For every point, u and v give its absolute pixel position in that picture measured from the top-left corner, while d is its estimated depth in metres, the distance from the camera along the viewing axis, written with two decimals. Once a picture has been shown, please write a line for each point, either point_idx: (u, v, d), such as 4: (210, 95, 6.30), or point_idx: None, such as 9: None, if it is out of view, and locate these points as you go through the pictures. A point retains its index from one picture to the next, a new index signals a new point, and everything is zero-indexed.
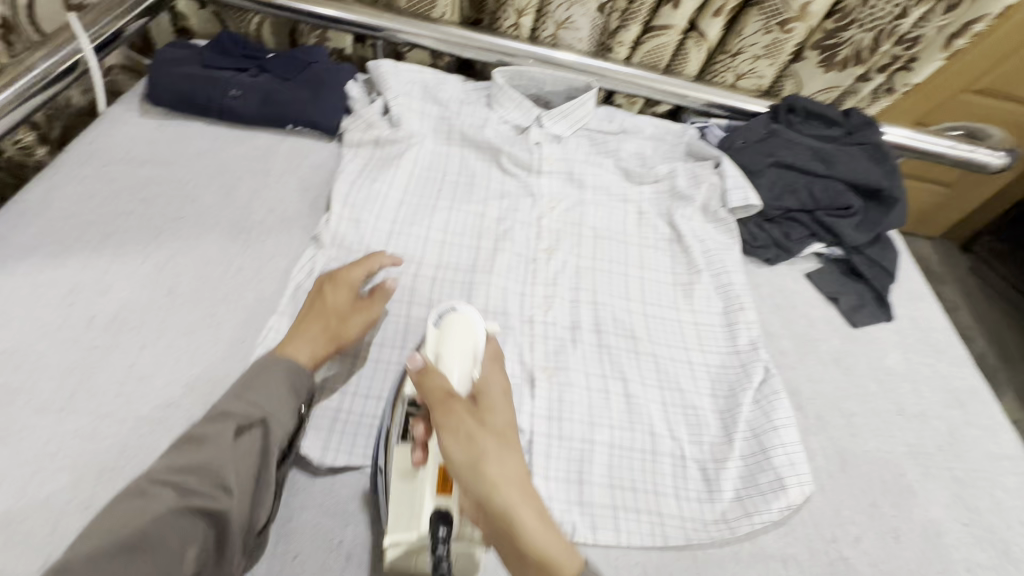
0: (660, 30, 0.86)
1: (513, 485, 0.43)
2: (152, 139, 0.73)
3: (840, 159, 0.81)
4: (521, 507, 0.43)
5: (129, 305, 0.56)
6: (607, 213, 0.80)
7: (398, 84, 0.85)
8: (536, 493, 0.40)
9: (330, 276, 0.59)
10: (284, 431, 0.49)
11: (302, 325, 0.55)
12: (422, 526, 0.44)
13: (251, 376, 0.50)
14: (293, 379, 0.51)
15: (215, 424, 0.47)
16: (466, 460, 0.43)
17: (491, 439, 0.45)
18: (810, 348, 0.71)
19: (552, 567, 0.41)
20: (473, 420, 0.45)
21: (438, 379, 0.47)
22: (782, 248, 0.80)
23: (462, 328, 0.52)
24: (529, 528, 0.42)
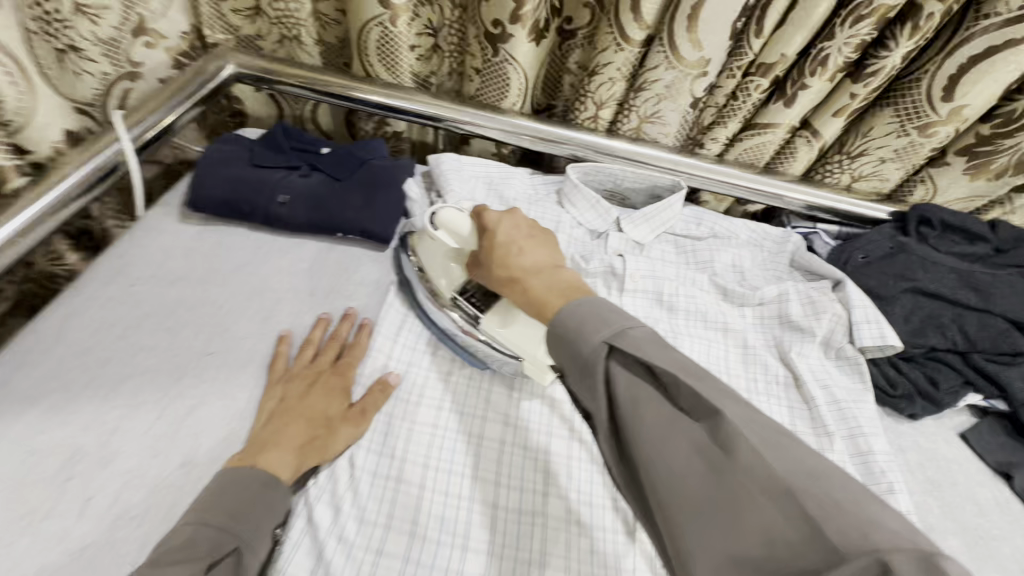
0: (765, 128, 0.74)
1: (508, 243, 0.49)
2: (188, 251, 0.64)
3: (998, 290, 0.67)
4: (540, 255, 0.48)
5: (133, 482, 0.45)
6: (703, 345, 0.67)
7: (462, 182, 0.76)
8: (565, 322, 0.40)
9: (321, 379, 0.54)
10: (258, 562, 0.42)
11: (282, 432, 0.49)
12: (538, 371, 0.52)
13: (223, 488, 0.43)
14: (272, 495, 0.44)
15: (181, 559, 0.38)
16: (523, 262, 0.47)
17: (535, 245, 0.49)
18: (986, 550, 0.54)
19: (579, 369, 0.38)
20: (488, 241, 0.50)
21: (487, 215, 0.52)
22: (928, 399, 0.64)
23: (454, 221, 0.54)
24: (538, 284, 0.45)
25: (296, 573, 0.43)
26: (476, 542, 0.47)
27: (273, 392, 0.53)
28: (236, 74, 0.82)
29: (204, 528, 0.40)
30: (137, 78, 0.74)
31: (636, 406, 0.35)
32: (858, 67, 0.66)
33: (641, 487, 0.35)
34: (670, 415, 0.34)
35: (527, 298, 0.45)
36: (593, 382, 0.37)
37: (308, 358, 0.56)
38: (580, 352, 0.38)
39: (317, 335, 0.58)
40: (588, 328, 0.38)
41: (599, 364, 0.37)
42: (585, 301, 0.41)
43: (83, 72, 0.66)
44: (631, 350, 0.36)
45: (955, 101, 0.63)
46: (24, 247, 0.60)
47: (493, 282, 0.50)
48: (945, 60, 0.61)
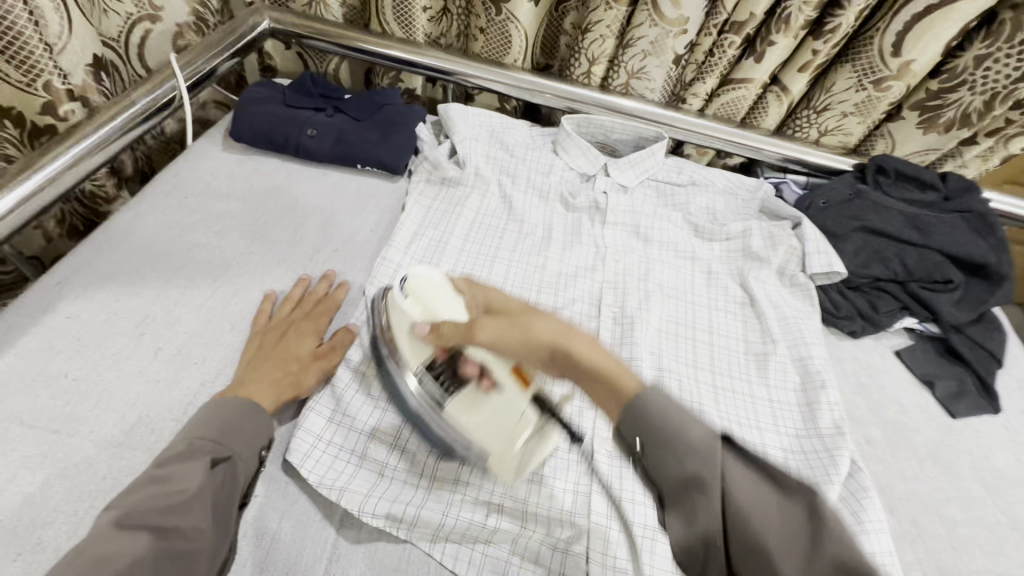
0: (738, 84, 0.83)
1: (530, 310, 0.48)
2: (230, 174, 0.75)
3: (938, 229, 0.75)
4: (547, 320, 0.46)
5: (193, 339, 0.57)
6: (673, 271, 0.76)
7: (467, 128, 0.86)
8: (651, 411, 0.41)
9: (291, 328, 0.58)
10: (247, 470, 0.47)
11: (259, 369, 0.53)
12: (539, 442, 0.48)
13: (210, 415, 0.47)
14: (261, 421, 0.49)
15: (184, 463, 0.43)
16: (519, 341, 0.45)
17: (521, 309, 0.48)
18: (902, 438, 0.64)
19: (680, 489, 0.41)
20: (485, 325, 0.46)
21: (444, 327, 0.49)
22: (869, 320, 0.73)
23: (427, 286, 0.53)
24: (580, 349, 0.45)
25: (322, 410, 0.54)
26: None
27: (253, 338, 0.57)
28: (270, 29, 0.92)
29: (199, 442, 0.45)
30: (156, 20, 0.83)
31: (684, 441, 0.40)
32: (819, 26, 0.74)
33: (688, 491, 0.41)
34: (705, 438, 0.40)
35: (576, 365, 0.44)
36: (697, 468, 0.40)
37: (285, 313, 0.60)
38: (643, 402, 0.42)
39: (296, 292, 0.62)
40: (688, 430, 0.41)
41: (713, 459, 0.40)
42: (649, 400, 0.42)
43: (109, 10, 0.78)
44: (645, 398, 0.42)
45: (903, 56, 0.71)
46: (94, 161, 0.71)
47: (510, 355, 0.46)
48: (892, 19, 0.70)
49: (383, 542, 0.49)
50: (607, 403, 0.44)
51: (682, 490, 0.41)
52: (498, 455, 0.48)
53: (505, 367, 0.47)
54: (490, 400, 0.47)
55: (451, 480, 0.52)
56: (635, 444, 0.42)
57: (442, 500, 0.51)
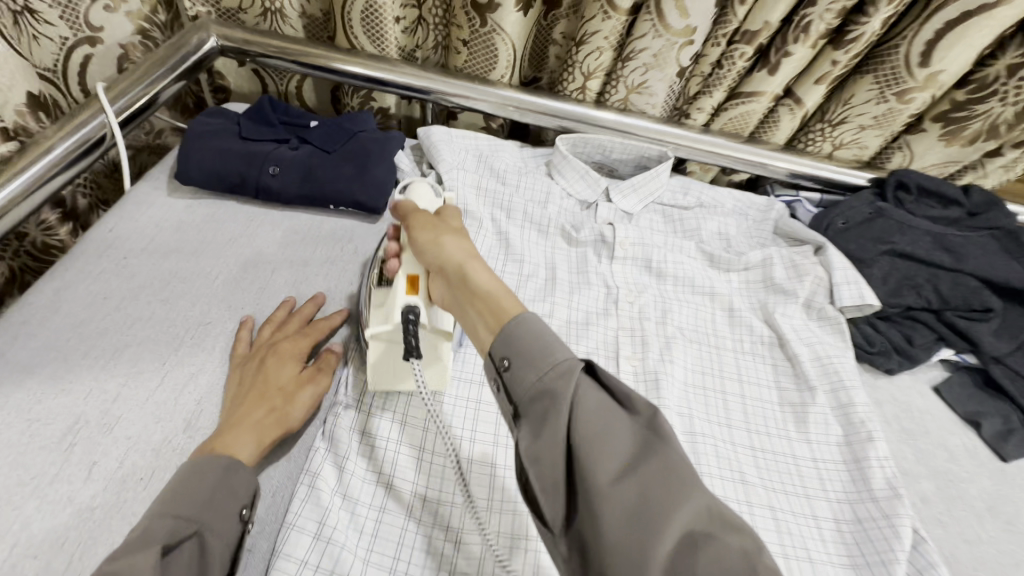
0: (749, 98, 0.76)
1: (453, 258, 0.43)
2: (179, 223, 0.64)
3: (970, 250, 0.69)
4: (456, 244, 0.45)
5: (138, 446, 0.46)
6: (691, 310, 0.69)
7: (452, 154, 0.76)
8: (522, 337, 0.36)
9: (271, 353, 0.52)
10: (222, 547, 0.38)
11: (241, 411, 0.46)
12: (394, 318, 0.46)
13: (182, 481, 0.40)
14: (236, 477, 0.41)
15: (136, 550, 0.35)
16: (428, 241, 0.46)
17: (446, 231, 0.47)
18: (957, 492, 0.58)
19: (535, 402, 0.34)
20: (426, 216, 0.48)
21: (409, 202, 0.52)
22: (905, 355, 0.67)
23: (419, 196, 0.60)
24: (478, 276, 0.41)
25: (304, 526, 0.44)
26: (476, 499, 0.49)
27: (236, 371, 0.51)
28: (219, 48, 0.80)
29: (161, 518, 0.37)
30: (96, 44, 0.72)
31: (592, 423, 0.32)
32: (839, 35, 0.67)
33: (540, 399, 0.34)
34: (568, 360, 0.35)
35: (463, 285, 0.41)
36: (552, 386, 0.34)
37: (267, 336, 0.54)
38: (550, 360, 0.35)
39: (279, 313, 0.56)
40: (553, 350, 0.35)
41: (567, 377, 0.34)
42: (525, 321, 0.37)
43: (39, 35, 0.67)
44: (516, 329, 0.36)
45: (931, 66, 0.65)
46: (11, 221, 0.59)
47: (419, 254, 0.46)
48: (921, 26, 0.63)
49: None
50: (470, 322, 0.40)
51: (546, 413, 0.33)
52: (377, 358, 0.49)
53: (402, 272, 0.47)
54: (384, 301, 0.49)
55: None
56: (501, 360, 0.36)
57: None
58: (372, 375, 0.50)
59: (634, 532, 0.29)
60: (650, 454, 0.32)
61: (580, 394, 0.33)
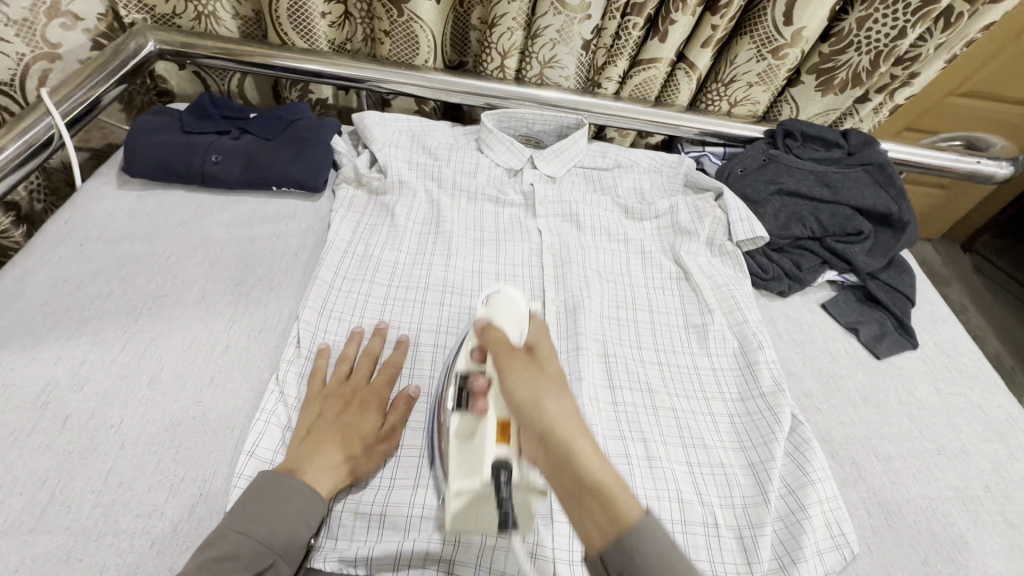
0: (649, 64, 0.85)
1: (569, 422, 0.42)
2: (131, 213, 0.69)
3: (845, 184, 0.79)
4: (555, 391, 0.45)
5: (107, 400, 0.52)
6: (608, 256, 0.77)
7: (385, 135, 0.83)
8: (645, 555, 0.36)
9: (356, 398, 0.54)
10: (290, 571, 0.44)
11: (321, 448, 0.49)
12: (485, 473, 0.44)
13: (263, 501, 0.45)
14: (311, 512, 0.46)
15: (224, 567, 0.41)
16: (526, 397, 0.44)
17: (546, 382, 0.46)
18: (835, 385, 0.67)
19: (635, 572, 0.36)
20: (524, 355, 0.48)
21: (496, 329, 0.50)
22: (794, 278, 0.77)
23: (506, 310, 0.54)
24: (585, 457, 0.40)
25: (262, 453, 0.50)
26: (415, 422, 0.56)
27: (312, 407, 0.53)
28: (158, 52, 0.85)
29: (241, 538, 0.43)
30: (55, 60, 0.82)
31: (676, 560, 0.36)
32: (714, 2, 0.76)
33: (634, 561, 0.36)
34: (665, 531, 0.37)
35: (565, 466, 0.40)
36: (644, 538, 0.37)
37: (343, 375, 0.56)
38: (642, 517, 0.37)
39: (350, 351, 0.59)
40: (674, 559, 0.36)
41: (655, 529, 0.37)
42: (644, 537, 0.37)
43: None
44: (633, 535, 0.37)
45: (795, 24, 0.75)
46: None
47: (534, 434, 0.43)
48: None
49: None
50: (580, 511, 0.39)
51: (625, 551, 0.36)
52: (461, 504, 0.45)
53: (487, 359, 0.48)
54: (475, 443, 0.45)
55: (404, 506, 0.50)
56: None
57: (398, 527, 0.49)
58: (455, 482, 0.45)
59: None
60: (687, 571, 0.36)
61: (669, 552, 0.36)
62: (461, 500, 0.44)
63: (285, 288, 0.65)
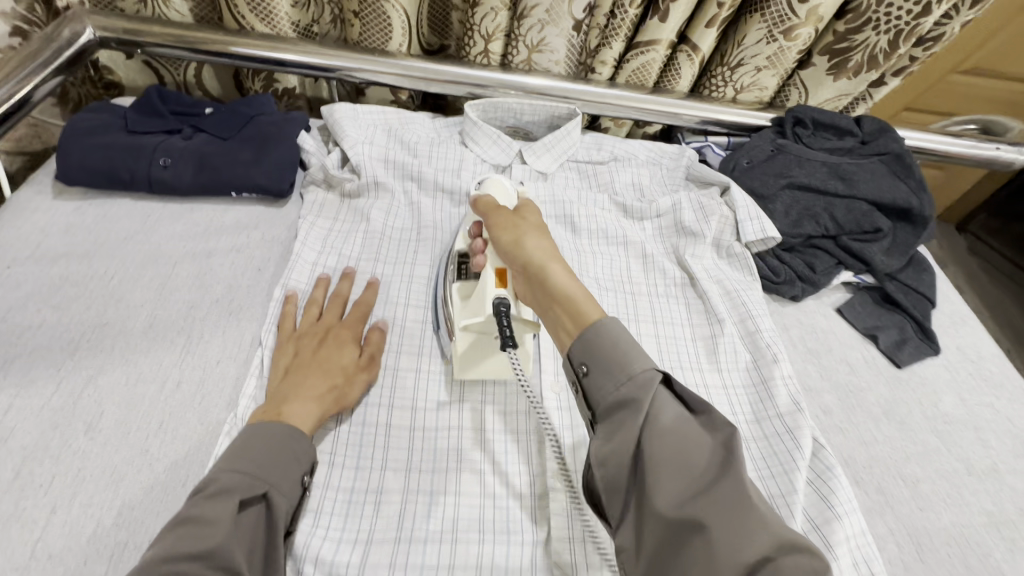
0: (647, 47, 0.77)
1: (546, 254, 0.48)
2: (68, 227, 0.61)
3: (861, 176, 0.73)
4: (546, 246, 0.49)
5: (35, 453, 0.45)
6: (606, 260, 0.71)
7: (357, 130, 0.75)
8: (604, 341, 0.41)
9: (331, 334, 0.54)
10: (287, 507, 0.42)
11: (304, 382, 0.49)
12: (486, 309, 0.50)
13: (248, 442, 0.43)
14: (298, 450, 0.44)
15: (220, 500, 0.39)
16: (513, 241, 0.49)
17: (530, 229, 0.51)
18: (856, 399, 0.62)
19: (614, 409, 0.39)
20: (512, 219, 0.52)
21: (486, 198, 0.56)
22: (808, 281, 0.71)
23: (498, 189, 0.58)
24: (557, 277, 0.46)
25: None
26: (395, 463, 0.50)
27: (285, 349, 0.52)
28: (98, 39, 0.75)
29: (234, 475, 0.40)
30: None
31: (670, 428, 0.38)
32: None
33: (612, 391, 0.39)
34: (648, 371, 0.39)
35: (541, 288, 0.46)
36: (633, 397, 0.39)
37: (313, 318, 0.56)
38: (629, 371, 0.39)
39: (318, 296, 0.58)
40: (632, 360, 0.39)
41: (643, 395, 0.38)
42: (607, 327, 0.41)
43: None
44: (598, 328, 0.41)
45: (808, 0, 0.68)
46: None
47: (517, 259, 0.48)
48: None
49: None
50: (553, 314, 0.45)
51: (605, 384, 0.40)
52: (468, 343, 0.52)
53: (489, 265, 0.52)
54: (477, 290, 0.52)
55: (383, 568, 0.43)
56: (579, 367, 0.42)
57: None
58: (462, 321, 0.52)
59: (677, 487, 0.36)
60: (679, 444, 0.37)
61: (659, 419, 0.38)
62: (468, 329, 0.51)
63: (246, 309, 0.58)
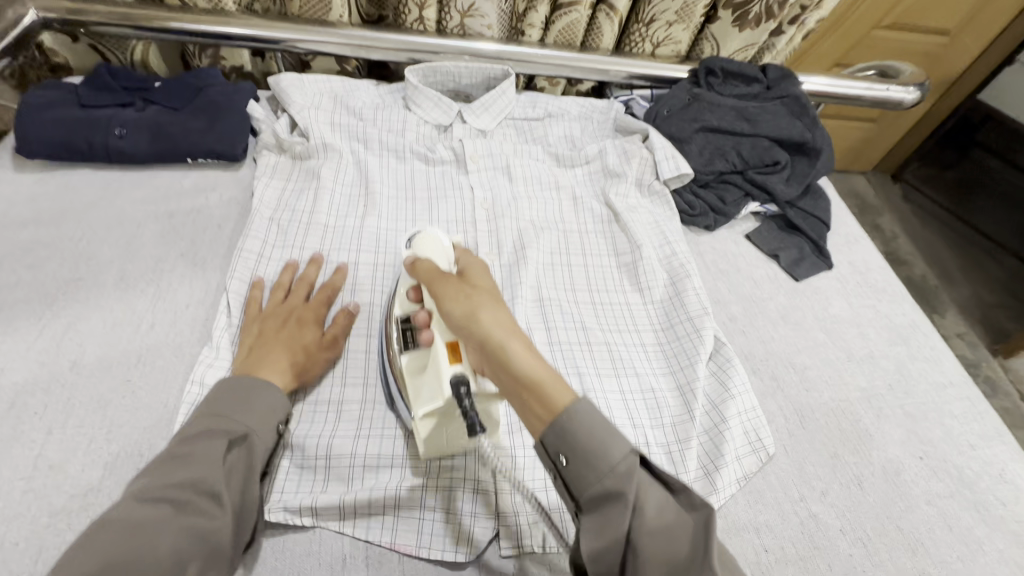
0: (569, 8, 0.84)
1: (503, 324, 0.44)
2: (33, 196, 0.66)
3: (763, 117, 0.82)
4: (501, 316, 0.45)
5: (26, 388, 0.50)
6: (541, 205, 0.78)
7: (304, 97, 0.80)
8: (579, 430, 0.40)
9: (294, 314, 0.57)
10: (266, 447, 0.46)
11: (266, 357, 0.51)
12: (445, 392, 0.45)
13: (225, 392, 0.47)
14: (272, 397, 0.48)
15: (202, 441, 0.43)
16: (461, 315, 0.45)
17: (478, 296, 0.46)
18: (758, 308, 0.72)
19: (600, 504, 0.40)
20: (455, 297, 0.46)
21: (426, 263, 0.51)
22: (719, 213, 0.80)
23: (432, 245, 0.54)
24: (519, 356, 0.42)
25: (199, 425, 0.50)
26: (353, 379, 0.57)
27: (251, 328, 0.55)
28: (42, 20, 0.78)
29: (215, 419, 0.44)
30: None
31: (657, 524, 0.39)
32: None
33: (598, 484, 0.39)
34: (628, 451, 0.40)
35: (501, 365, 0.42)
36: (617, 486, 0.39)
37: (279, 299, 0.58)
38: (609, 461, 0.39)
39: (284, 279, 0.61)
40: (614, 448, 0.39)
41: (625, 475, 0.39)
42: (581, 413, 0.40)
43: None
44: (572, 415, 0.40)
45: None
46: None
47: (470, 343, 0.44)
48: None
49: (290, 537, 0.47)
50: (521, 405, 0.42)
51: (587, 474, 0.40)
52: (430, 429, 0.48)
53: (438, 338, 0.47)
54: (429, 370, 0.48)
55: (346, 456, 0.51)
56: (558, 458, 0.40)
57: (342, 477, 0.50)
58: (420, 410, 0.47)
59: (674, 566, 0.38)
60: (666, 535, 0.39)
61: (647, 513, 0.39)
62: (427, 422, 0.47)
63: (210, 262, 0.64)
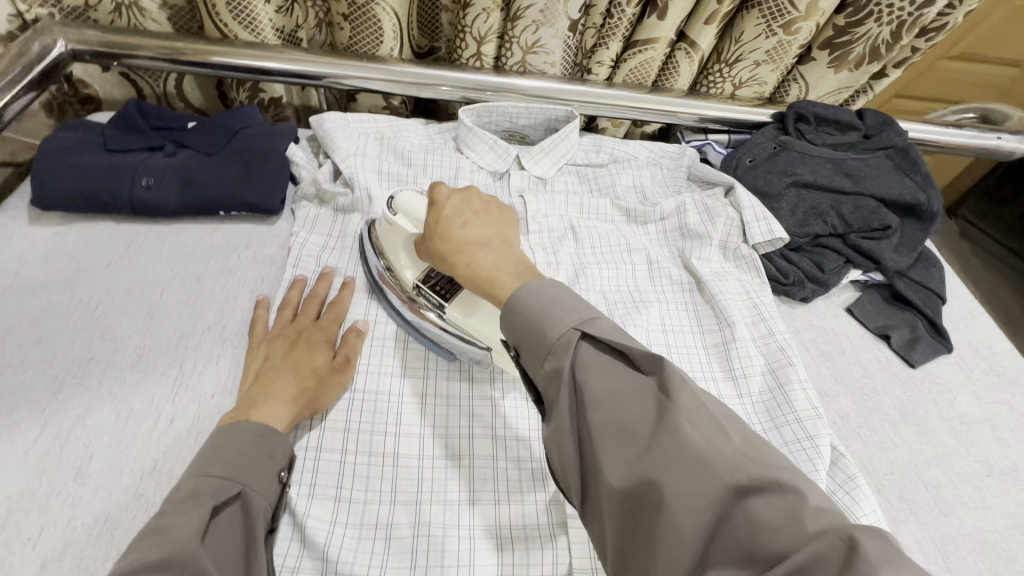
0: (645, 45, 0.75)
1: (474, 243, 0.46)
2: (48, 254, 0.58)
3: (868, 172, 0.71)
4: (477, 232, 0.47)
5: (23, 502, 0.42)
6: (612, 270, 0.68)
7: (347, 140, 0.71)
8: (532, 321, 0.39)
9: (303, 335, 0.53)
10: (265, 505, 0.41)
11: (271, 386, 0.47)
12: None
13: (218, 442, 0.42)
14: (270, 443, 0.43)
15: (185, 506, 0.37)
16: (448, 253, 0.47)
17: (455, 225, 0.48)
18: (873, 403, 0.61)
19: (551, 385, 0.37)
20: (432, 225, 0.49)
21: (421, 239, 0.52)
22: (817, 282, 0.70)
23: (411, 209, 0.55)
24: (486, 268, 0.44)
25: None
26: (404, 495, 0.47)
27: (257, 353, 0.51)
28: (71, 52, 0.72)
29: (204, 478, 0.39)
30: None
31: (605, 392, 0.35)
32: None
33: (541, 365, 0.38)
34: (571, 329, 0.37)
35: (472, 279, 0.45)
36: (555, 362, 0.37)
37: (286, 320, 0.55)
38: (549, 339, 0.38)
39: (292, 296, 0.56)
40: (554, 321, 0.38)
41: (565, 354, 0.37)
42: (536, 303, 0.39)
43: None
44: (527, 307, 0.39)
45: None
46: None
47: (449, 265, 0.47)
48: None
49: None
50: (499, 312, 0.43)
51: (535, 360, 0.38)
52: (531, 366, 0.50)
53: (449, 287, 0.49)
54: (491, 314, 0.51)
55: None
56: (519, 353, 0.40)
57: None
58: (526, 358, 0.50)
59: (636, 445, 0.33)
60: (622, 402, 0.35)
61: (589, 385, 0.35)
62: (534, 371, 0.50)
63: (241, 335, 0.55)
